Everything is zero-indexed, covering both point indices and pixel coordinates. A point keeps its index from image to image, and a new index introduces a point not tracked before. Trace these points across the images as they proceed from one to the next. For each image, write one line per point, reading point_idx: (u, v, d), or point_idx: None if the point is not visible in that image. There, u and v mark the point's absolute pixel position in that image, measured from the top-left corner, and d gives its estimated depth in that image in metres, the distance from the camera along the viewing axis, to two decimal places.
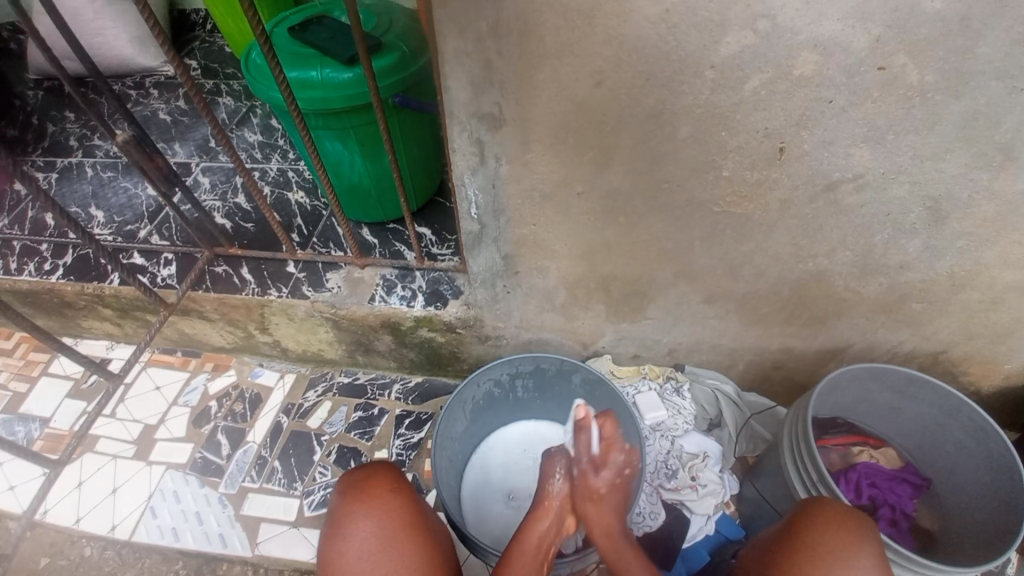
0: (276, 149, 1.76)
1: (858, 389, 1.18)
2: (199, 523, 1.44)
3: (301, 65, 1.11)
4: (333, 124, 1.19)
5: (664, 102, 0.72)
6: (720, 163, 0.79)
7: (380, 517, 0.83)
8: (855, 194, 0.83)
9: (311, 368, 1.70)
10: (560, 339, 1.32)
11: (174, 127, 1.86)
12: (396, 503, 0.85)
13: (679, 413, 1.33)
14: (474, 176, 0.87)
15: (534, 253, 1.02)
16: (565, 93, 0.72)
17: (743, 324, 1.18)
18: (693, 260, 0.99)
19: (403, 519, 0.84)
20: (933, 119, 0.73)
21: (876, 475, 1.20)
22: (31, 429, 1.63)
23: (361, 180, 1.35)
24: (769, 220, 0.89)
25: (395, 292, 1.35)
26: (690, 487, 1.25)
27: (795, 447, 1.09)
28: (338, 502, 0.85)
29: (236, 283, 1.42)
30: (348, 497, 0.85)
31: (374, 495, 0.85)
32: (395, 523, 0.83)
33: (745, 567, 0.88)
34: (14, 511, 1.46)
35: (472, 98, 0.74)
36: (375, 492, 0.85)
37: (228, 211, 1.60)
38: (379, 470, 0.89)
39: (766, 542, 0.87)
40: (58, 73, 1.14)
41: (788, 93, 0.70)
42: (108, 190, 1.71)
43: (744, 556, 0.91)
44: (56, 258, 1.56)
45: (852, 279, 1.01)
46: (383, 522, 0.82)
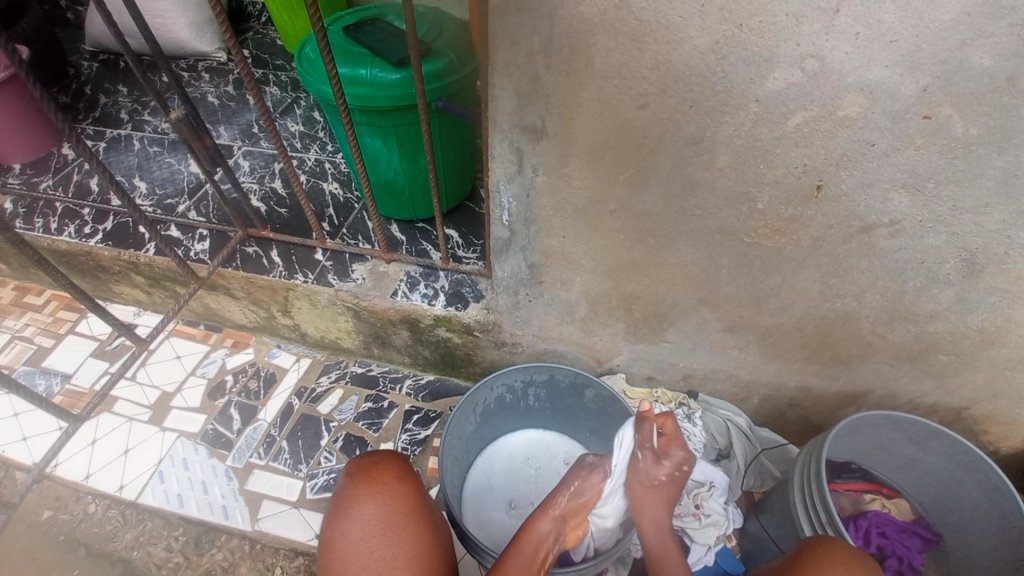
0: (316, 140, 1.81)
1: (875, 435, 1.16)
2: (203, 493, 1.47)
3: (352, 63, 1.15)
4: (376, 121, 1.22)
5: (704, 130, 0.73)
6: (755, 195, 0.79)
7: (383, 501, 0.84)
8: (889, 239, 0.83)
9: (327, 355, 1.73)
10: (576, 352, 1.32)
11: (221, 110, 1.92)
12: (399, 489, 0.86)
13: (689, 439, 1.32)
14: (510, 184, 0.88)
15: (560, 265, 1.03)
16: (608, 112, 0.73)
17: (762, 358, 1.17)
18: (717, 288, 0.99)
19: (405, 506, 0.85)
20: (976, 172, 0.72)
21: (887, 524, 1.17)
22: (53, 384, 1.68)
23: (397, 177, 1.37)
24: (799, 256, 0.88)
25: (417, 289, 1.37)
26: (693, 516, 1.22)
27: (805, 486, 1.07)
28: (345, 485, 0.87)
29: (265, 264, 1.46)
30: (354, 480, 0.87)
31: (380, 480, 0.86)
32: (397, 508, 0.84)
33: None
34: (27, 461, 1.51)
35: (517, 109, 0.76)
36: (380, 477, 0.87)
37: (264, 195, 1.64)
38: (386, 458, 0.91)
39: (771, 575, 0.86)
40: (121, 47, 1.19)
41: (831, 132, 0.70)
42: (152, 163, 1.78)
43: None
44: (97, 223, 1.61)
45: (878, 324, 1.00)
46: (385, 506, 0.84)
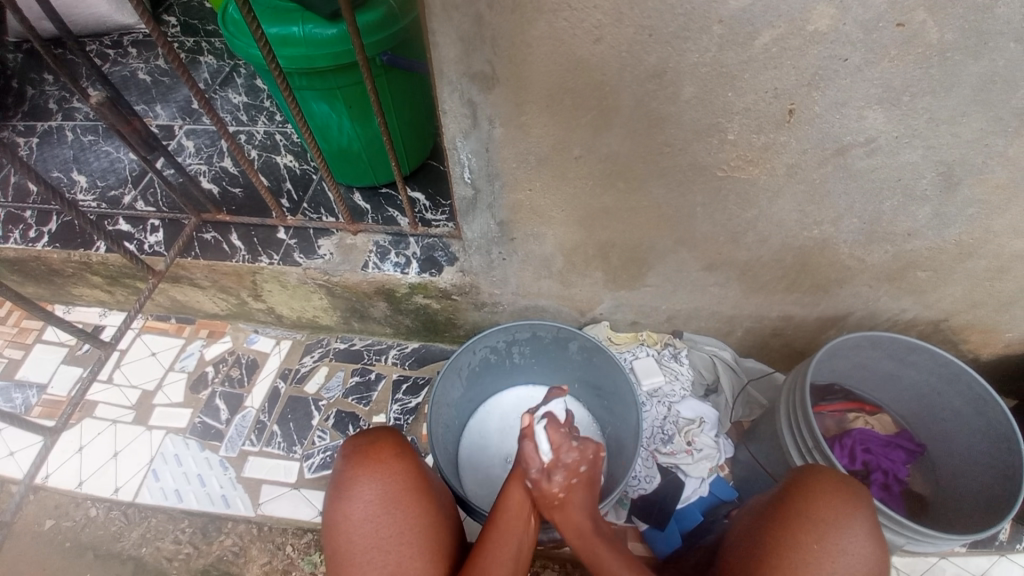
0: (262, 111, 1.69)
1: (857, 357, 1.18)
2: (201, 485, 1.46)
3: (283, 21, 1.04)
4: (318, 84, 1.13)
5: (667, 61, 0.67)
6: (725, 126, 0.75)
7: (385, 481, 0.82)
8: (866, 159, 0.80)
9: (307, 334, 1.69)
10: (557, 305, 1.31)
11: (155, 88, 1.78)
12: (402, 467, 0.84)
13: (676, 378, 1.36)
14: (467, 139, 0.82)
15: (530, 219, 0.98)
16: (561, 50, 0.67)
17: (743, 292, 1.16)
18: (694, 227, 0.96)
19: (408, 483, 0.83)
20: (951, 80, 0.68)
21: (870, 441, 1.21)
22: (29, 396, 1.63)
23: (351, 144, 1.30)
24: (774, 186, 0.85)
25: (389, 259, 1.32)
26: (685, 452, 1.26)
27: (792, 415, 1.09)
28: (343, 466, 0.84)
29: (225, 249, 1.39)
30: (353, 461, 0.84)
31: (381, 459, 0.83)
32: (399, 487, 0.82)
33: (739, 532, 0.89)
34: (16, 476, 1.48)
35: (462, 55, 0.69)
36: (379, 456, 0.84)
37: (215, 175, 1.55)
38: (382, 435, 0.87)
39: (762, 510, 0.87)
40: (26, 32, 1.08)
41: (800, 51, 0.65)
42: (90, 154, 1.66)
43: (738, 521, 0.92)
44: (41, 224, 1.51)
45: (857, 247, 0.98)
46: (389, 486, 0.82)
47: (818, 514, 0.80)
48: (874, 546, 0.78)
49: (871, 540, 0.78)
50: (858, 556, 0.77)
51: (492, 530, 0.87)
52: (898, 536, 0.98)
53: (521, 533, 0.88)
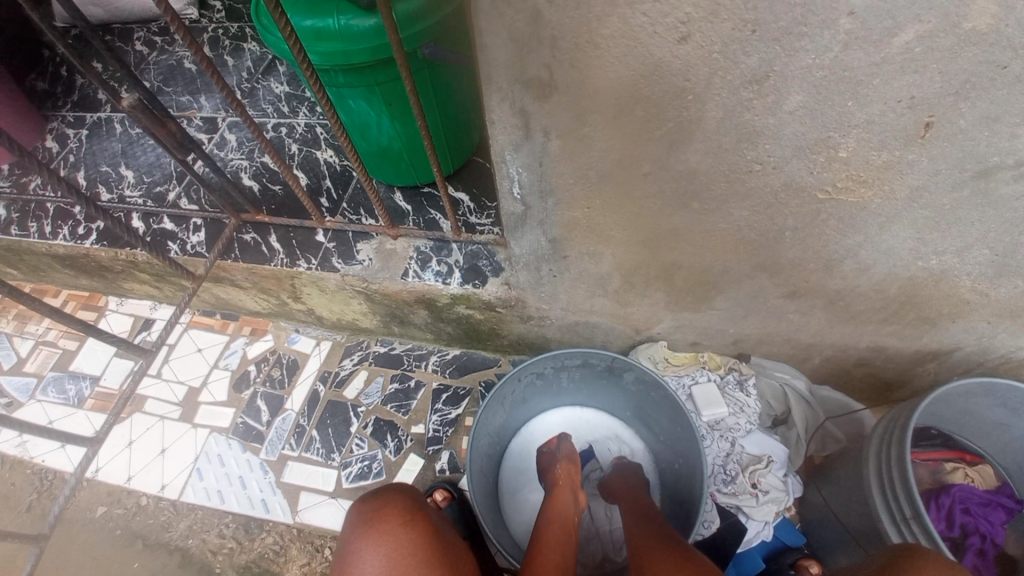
0: (304, 101, 1.63)
1: (960, 402, 1.01)
2: (242, 488, 1.44)
3: (317, 12, 0.95)
4: (356, 81, 1.04)
5: (771, 63, 0.53)
6: (837, 141, 0.60)
7: (387, 552, 0.77)
8: (1015, 183, 0.63)
9: (347, 336, 1.64)
10: (610, 323, 1.19)
11: (200, 78, 1.75)
12: (407, 537, 0.78)
13: (742, 410, 1.19)
14: (517, 153, 0.72)
15: (586, 237, 0.87)
16: (635, 52, 0.54)
17: (829, 321, 1.01)
18: (779, 252, 0.82)
19: (413, 555, 0.77)
20: None
21: (971, 499, 1.03)
22: (83, 388, 1.66)
23: (390, 143, 1.21)
24: (889, 210, 0.69)
25: (429, 267, 1.24)
26: (749, 494, 1.12)
27: (884, 474, 0.94)
28: (351, 534, 0.81)
29: (264, 252, 1.34)
30: (358, 528, 0.81)
31: (384, 529, 0.79)
32: (403, 559, 0.76)
33: None
34: (67, 469, 1.52)
35: (515, 59, 0.58)
36: (385, 523, 0.80)
37: (255, 172, 1.50)
38: (392, 500, 0.84)
39: None
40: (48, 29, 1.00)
41: (952, 53, 0.50)
42: (137, 147, 1.65)
43: None
44: (89, 221, 1.52)
45: (982, 280, 0.82)
46: (391, 558, 0.76)
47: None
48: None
49: None
50: None
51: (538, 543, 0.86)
52: None
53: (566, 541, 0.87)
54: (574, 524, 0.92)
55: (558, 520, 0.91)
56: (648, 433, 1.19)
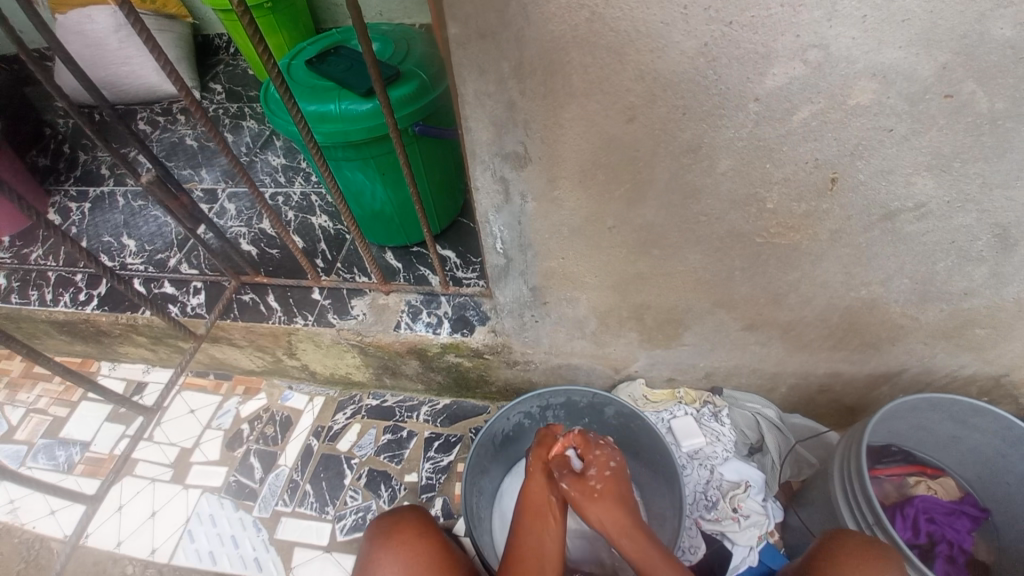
0: (299, 172, 1.76)
1: (912, 418, 1.11)
2: (234, 547, 1.43)
3: (320, 99, 1.09)
4: (354, 155, 1.17)
5: (702, 136, 0.66)
6: (764, 196, 0.73)
7: (407, 560, 0.86)
8: (915, 223, 0.76)
9: (340, 391, 1.69)
10: (591, 364, 1.27)
11: (200, 153, 1.88)
12: (422, 547, 0.88)
13: (718, 439, 1.26)
14: (500, 213, 0.83)
15: (563, 284, 0.97)
16: (595, 129, 0.67)
17: (787, 350, 1.11)
18: (732, 290, 0.93)
19: (427, 563, 0.86)
20: (1006, 145, 0.65)
21: (935, 509, 1.11)
22: (72, 454, 1.64)
23: (384, 208, 1.33)
24: (818, 250, 0.82)
25: (420, 319, 1.32)
26: (731, 519, 1.17)
27: (846, 484, 1.01)
28: (367, 549, 0.89)
29: (262, 311, 1.42)
30: (376, 542, 0.89)
31: (403, 540, 0.88)
32: (421, 568, 0.86)
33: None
34: (56, 535, 1.45)
35: (495, 137, 0.71)
36: (402, 537, 0.88)
37: (253, 237, 1.60)
38: (405, 514, 0.93)
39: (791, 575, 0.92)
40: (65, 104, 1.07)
41: (843, 123, 0.63)
42: (138, 218, 1.74)
43: None
44: (91, 288, 1.58)
45: (910, 306, 0.94)
46: (409, 566, 0.85)
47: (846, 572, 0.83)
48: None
49: None
50: None
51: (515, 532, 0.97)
52: None
53: (536, 532, 0.95)
54: (548, 511, 0.97)
55: (528, 511, 0.98)
56: (634, 463, 1.25)
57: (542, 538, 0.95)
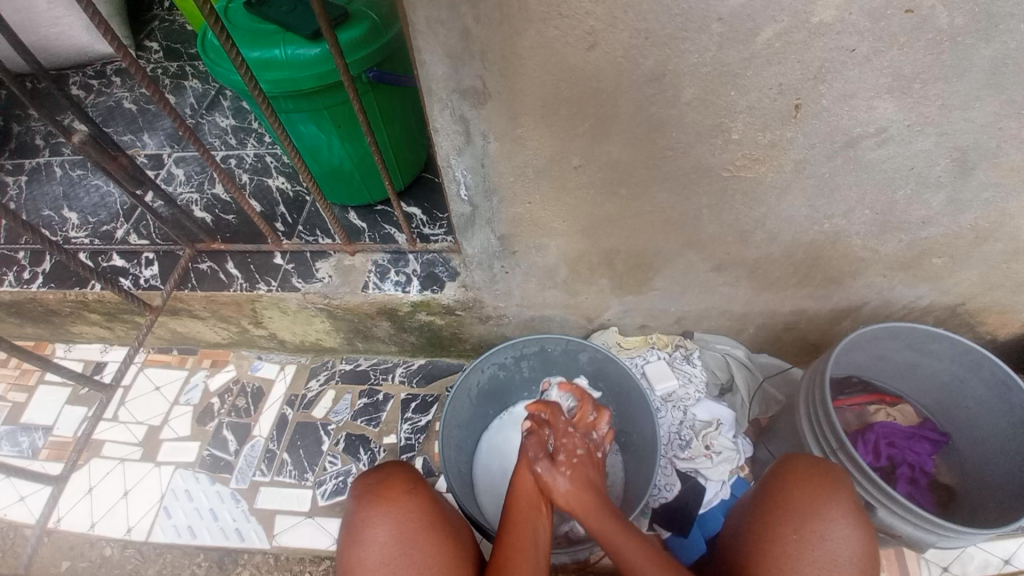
0: (251, 133, 1.67)
1: (873, 348, 1.14)
2: (214, 520, 1.39)
3: (263, 44, 1.02)
4: (305, 106, 1.11)
5: (666, 63, 0.68)
6: (729, 126, 0.76)
7: (398, 518, 0.84)
8: (877, 149, 0.79)
9: (312, 358, 1.63)
10: (564, 315, 1.26)
11: (141, 117, 1.76)
12: (413, 504, 0.86)
13: (690, 381, 1.29)
14: (461, 156, 0.82)
15: (532, 232, 0.97)
16: (554, 59, 0.67)
17: (754, 290, 1.13)
18: (700, 228, 0.94)
19: (419, 521, 0.85)
20: (960, 66, 0.68)
21: (895, 434, 1.15)
22: (34, 439, 1.56)
23: (342, 163, 1.27)
24: (783, 181, 0.85)
25: (389, 278, 1.29)
26: (705, 456, 1.20)
27: (811, 412, 1.04)
28: (355, 508, 0.86)
29: (223, 279, 1.36)
30: (364, 501, 0.86)
31: (392, 498, 0.86)
32: (413, 525, 0.84)
33: (732, 523, 0.90)
34: (29, 520, 1.39)
35: (452, 72, 0.69)
36: (391, 495, 0.86)
37: (207, 203, 1.52)
38: (393, 473, 0.90)
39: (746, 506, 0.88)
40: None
41: (806, 43, 0.66)
42: (79, 189, 1.63)
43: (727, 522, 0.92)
44: (35, 265, 1.49)
45: (871, 238, 0.96)
46: (401, 525, 0.83)
47: (794, 504, 0.80)
48: (861, 534, 0.78)
49: (855, 527, 0.78)
50: (841, 546, 0.77)
51: (509, 524, 0.89)
52: (929, 534, 0.93)
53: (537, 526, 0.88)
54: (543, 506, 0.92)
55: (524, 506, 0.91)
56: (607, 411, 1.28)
57: (542, 532, 0.88)
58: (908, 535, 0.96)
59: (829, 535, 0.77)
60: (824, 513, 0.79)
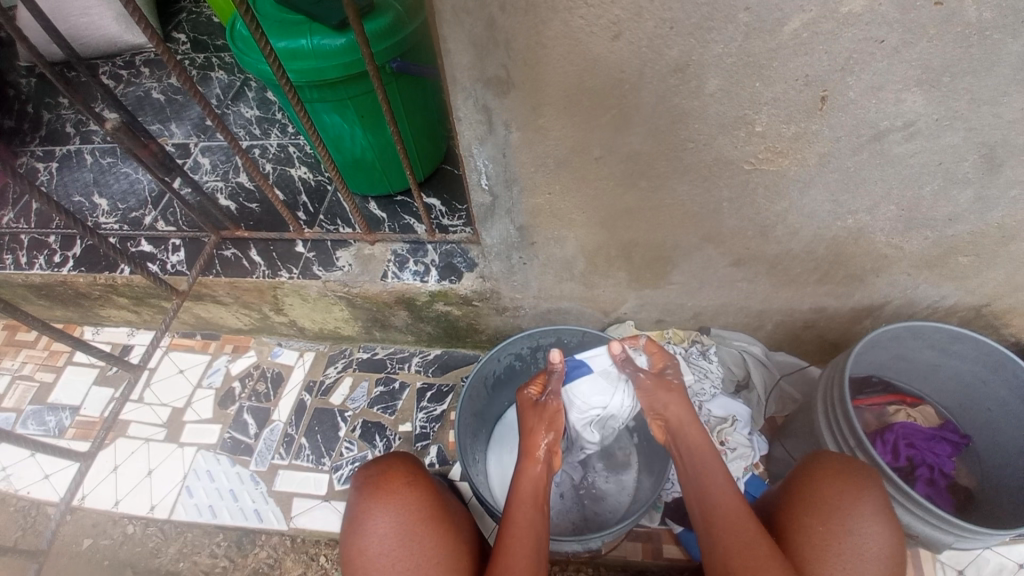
0: (275, 123, 1.69)
1: (895, 347, 1.13)
2: (233, 500, 1.43)
3: (290, 34, 1.04)
4: (329, 96, 1.13)
5: (690, 53, 0.67)
6: (752, 118, 0.75)
7: (398, 510, 0.86)
8: (903, 144, 0.78)
9: (330, 346, 1.66)
10: (580, 307, 1.27)
11: (169, 107, 1.80)
12: (412, 497, 0.87)
13: (707, 376, 1.24)
14: (483, 146, 0.83)
15: (550, 223, 0.97)
16: (578, 48, 0.67)
17: (773, 286, 1.12)
18: (720, 222, 0.94)
19: (419, 512, 0.86)
20: (991, 59, 0.67)
21: (914, 434, 1.14)
22: (63, 418, 1.62)
23: (364, 154, 1.29)
24: (806, 175, 0.84)
25: (407, 267, 1.30)
26: (718, 452, 1.19)
27: (829, 409, 1.03)
28: (357, 499, 0.88)
29: (245, 266, 1.39)
30: (366, 492, 0.88)
31: (393, 490, 0.87)
32: (413, 516, 0.86)
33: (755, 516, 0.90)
34: (52, 499, 1.45)
35: (476, 61, 0.70)
36: (391, 487, 0.88)
37: (231, 192, 1.55)
38: (395, 465, 0.92)
39: (772, 498, 0.88)
40: (36, 60, 1.00)
41: (833, 34, 0.65)
42: (109, 176, 1.68)
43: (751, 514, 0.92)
44: (65, 249, 1.53)
45: (894, 234, 0.95)
46: (401, 516, 0.85)
47: (823, 496, 0.80)
48: (889, 531, 0.77)
49: (884, 523, 0.78)
50: (869, 540, 0.76)
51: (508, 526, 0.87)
52: (946, 535, 0.92)
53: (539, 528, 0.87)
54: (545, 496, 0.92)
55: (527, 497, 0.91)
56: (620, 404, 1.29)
57: (540, 526, 0.87)
58: (924, 535, 0.95)
59: (857, 530, 0.77)
60: (853, 507, 0.78)
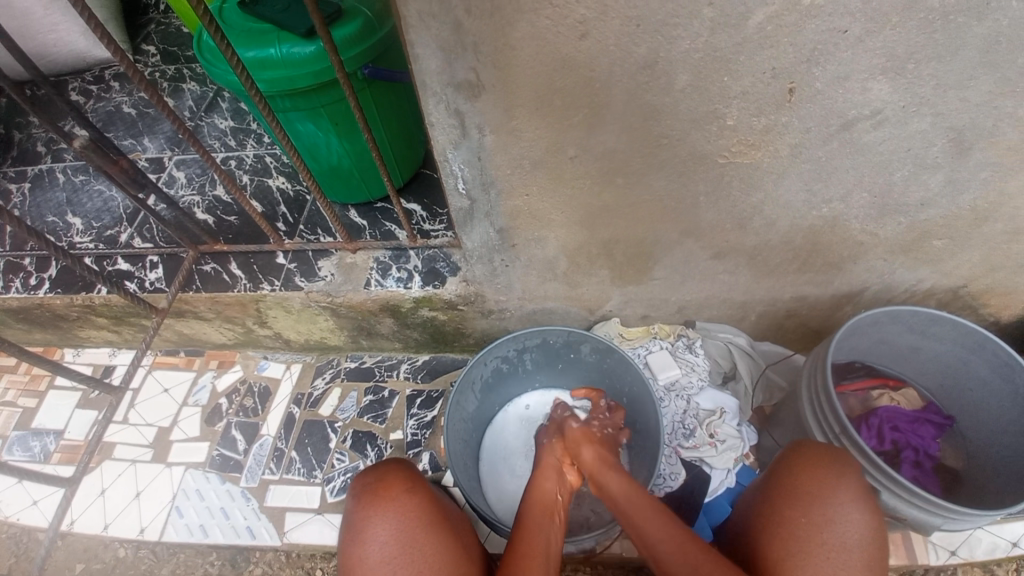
0: (250, 134, 1.68)
1: (875, 333, 1.14)
2: (225, 518, 1.40)
3: (259, 44, 1.03)
4: (302, 105, 1.12)
5: (658, 50, 0.68)
6: (724, 112, 0.76)
7: (397, 516, 0.85)
8: (873, 131, 0.79)
9: (317, 356, 1.64)
10: (565, 307, 1.27)
11: (141, 121, 1.77)
12: (410, 503, 0.87)
13: (693, 369, 1.29)
14: (458, 151, 0.83)
15: (530, 224, 0.97)
16: (546, 48, 0.67)
17: (755, 277, 1.13)
18: (698, 216, 0.95)
19: (419, 518, 0.85)
20: (953, 45, 0.68)
21: (899, 418, 1.16)
22: (46, 443, 1.58)
23: (341, 161, 1.28)
24: (780, 166, 0.85)
25: (390, 275, 1.30)
26: (709, 444, 1.19)
27: (814, 397, 1.04)
28: (354, 508, 0.87)
29: (227, 280, 1.37)
30: (363, 501, 0.87)
31: (391, 497, 0.86)
32: (412, 522, 0.85)
33: (740, 511, 0.90)
34: (40, 523, 1.41)
35: (445, 65, 0.70)
36: (389, 494, 0.87)
37: (209, 205, 1.53)
38: (392, 472, 0.91)
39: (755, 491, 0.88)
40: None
41: (798, 26, 0.66)
42: (83, 195, 1.65)
43: (737, 509, 0.92)
44: (41, 272, 1.50)
45: (870, 221, 0.96)
46: (401, 523, 0.84)
47: (802, 486, 0.81)
48: (869, 519, 0.78)
49: (864, 510, 0.78)
50: (850, 528, 0.77)
51: (521, 529, 0.89)
52: (933, 516, 0.93)
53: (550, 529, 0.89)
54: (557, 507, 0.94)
55: (539, 505, 0.93)
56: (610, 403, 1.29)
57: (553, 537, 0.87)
58: (912, 518, 0.96)
59: (838, 519, 0.77)
60: (833, 497, 0.79)
